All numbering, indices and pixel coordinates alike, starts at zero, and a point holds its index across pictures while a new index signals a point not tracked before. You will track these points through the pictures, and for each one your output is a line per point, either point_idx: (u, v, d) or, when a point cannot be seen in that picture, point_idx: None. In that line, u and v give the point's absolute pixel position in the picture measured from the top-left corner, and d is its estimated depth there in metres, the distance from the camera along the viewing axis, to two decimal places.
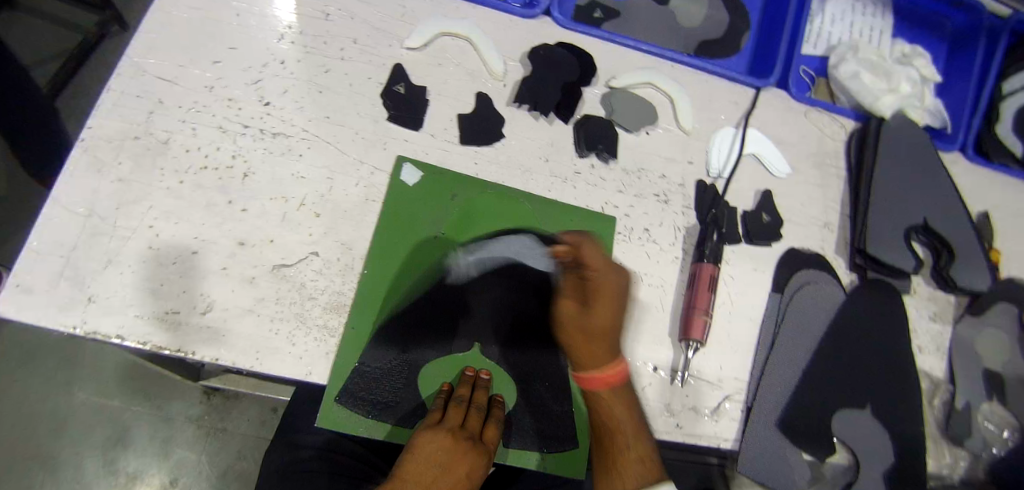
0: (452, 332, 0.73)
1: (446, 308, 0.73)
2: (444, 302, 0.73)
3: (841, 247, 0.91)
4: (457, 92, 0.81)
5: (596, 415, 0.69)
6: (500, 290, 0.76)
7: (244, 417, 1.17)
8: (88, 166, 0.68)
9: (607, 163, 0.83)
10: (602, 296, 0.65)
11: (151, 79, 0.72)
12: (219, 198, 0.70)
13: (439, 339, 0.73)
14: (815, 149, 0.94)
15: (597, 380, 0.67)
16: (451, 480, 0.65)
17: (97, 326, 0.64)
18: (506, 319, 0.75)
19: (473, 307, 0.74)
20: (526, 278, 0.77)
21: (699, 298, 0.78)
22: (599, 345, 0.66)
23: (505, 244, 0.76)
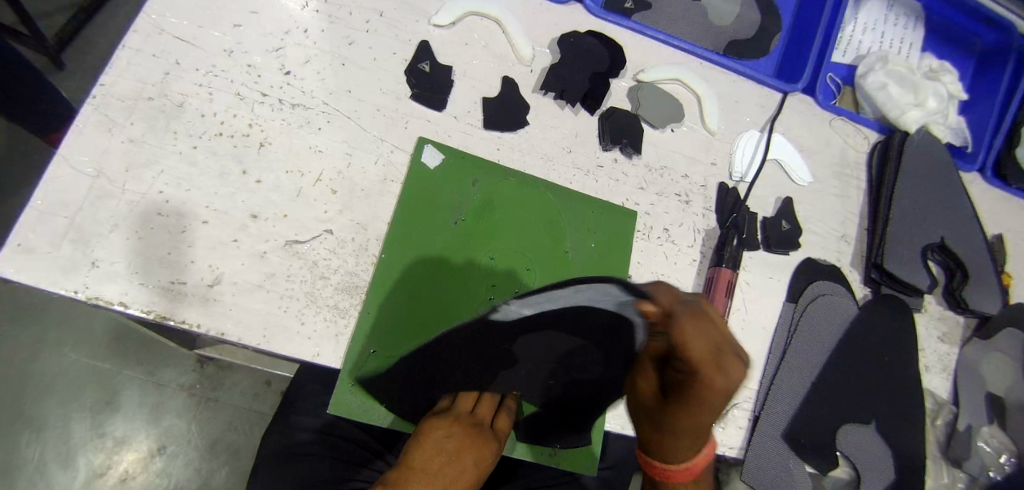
0: (490, 359, 0.69)
1: (482, 345, 0.67)
2: (480, 339, 0.66)
3: (856, 261, 0.90)
4: (483, 74, 0.79)
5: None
6: (559, 338, 0.66)
7: (237, 389, 1.15)
8: (99, 125, 0.65)
9: (631, 158, 0.81)
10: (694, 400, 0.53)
11: (167, 38, 0.69)
12: (233, 167, 0.68)
13: (477, 358, 0.69)
14: (838, 158, 0.93)
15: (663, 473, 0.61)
16: (457, 468, 0.68)
17: (99, 292, 0.61)
18: (553, 363, 0.68)
19: (519, 357, 0.68)
20: (593, 327, 0.64)
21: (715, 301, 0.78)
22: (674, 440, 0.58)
23: (579, 292, 0.59)
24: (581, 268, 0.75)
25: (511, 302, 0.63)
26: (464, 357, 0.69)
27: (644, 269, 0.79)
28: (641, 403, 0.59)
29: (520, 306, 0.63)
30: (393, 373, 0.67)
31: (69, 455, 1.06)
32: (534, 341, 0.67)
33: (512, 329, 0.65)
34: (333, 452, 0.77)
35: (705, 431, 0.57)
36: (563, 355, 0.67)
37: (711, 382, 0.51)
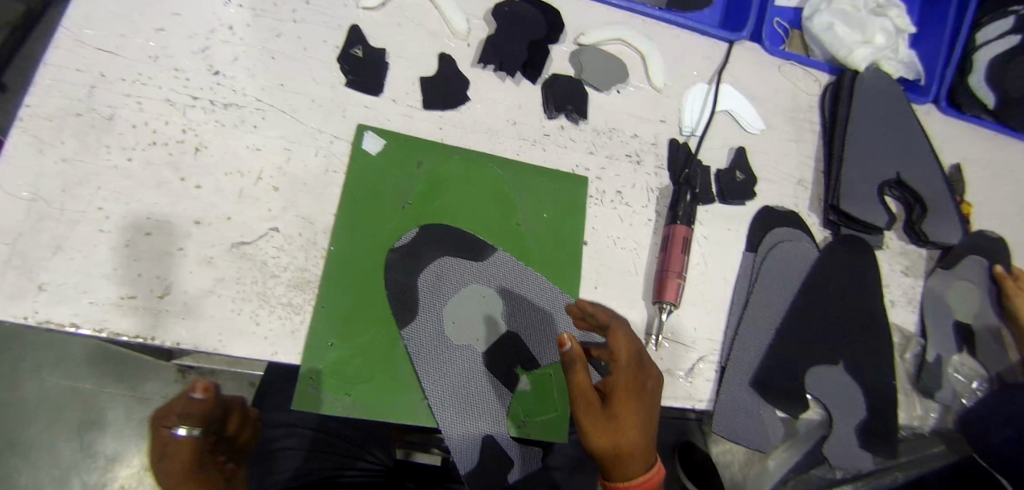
0: (430, 317, 0.68)
1: (416, 302, 0.68)
2: (410, 294, 0.68)
3: (813, 204, 0.89)
4: (418, 53, 0.77)
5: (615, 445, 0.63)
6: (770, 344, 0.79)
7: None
8: (29, 147, 0.64)
9: (577, 124, 0.81)
10: (619, 399, 0.63)
11: (89, 50, 0.68)
12: (171, 175, 0.67)
13: (421, 319, 0.68)
14: (789, 104, 0.92)
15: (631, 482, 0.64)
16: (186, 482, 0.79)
17: (50, 315, 0.61)
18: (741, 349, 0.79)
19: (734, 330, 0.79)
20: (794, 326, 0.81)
21: (611, 335, 0.66)
22: (627, 419, 0.63)
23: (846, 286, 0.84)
24: (537, 240, 0.74)
25: (809, 245, 0.85)
26: (413, 321, 0.67)
27: (600, 234, 0.77)
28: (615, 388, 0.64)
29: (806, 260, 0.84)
30: (353, 362, 0.65)
31: (63, 478, 1.06)
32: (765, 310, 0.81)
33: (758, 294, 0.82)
34: (304, 444, 0.78)
35: (645, 438, 0.64)
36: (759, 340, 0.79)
37: (619, 343, 0.65)
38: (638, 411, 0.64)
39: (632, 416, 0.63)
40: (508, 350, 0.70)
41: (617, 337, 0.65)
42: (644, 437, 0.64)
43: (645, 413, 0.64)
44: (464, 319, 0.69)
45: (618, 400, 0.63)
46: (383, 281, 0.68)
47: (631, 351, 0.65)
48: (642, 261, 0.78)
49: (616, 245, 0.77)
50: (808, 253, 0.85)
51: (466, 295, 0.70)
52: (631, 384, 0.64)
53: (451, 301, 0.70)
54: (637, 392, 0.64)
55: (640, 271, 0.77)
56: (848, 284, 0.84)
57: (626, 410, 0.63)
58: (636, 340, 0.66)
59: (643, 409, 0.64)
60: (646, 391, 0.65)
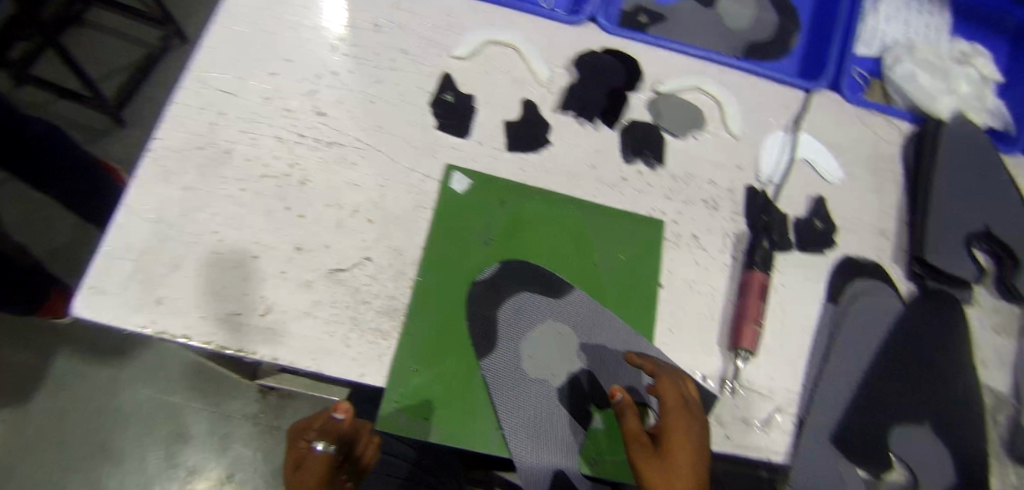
0: (508, 349, 0.70)
1: (495, 333, 0.70)
2: (490, 326, 0.70)
3: (897, 255, 0.86)
4: (503, 99, 0.82)
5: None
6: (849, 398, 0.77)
7: (296, 415, 1.26)
8: (156, 175, 0.72)
9: (654, 168, 0.83)
10: (672, 440, 0.61)
11: (212, 91, 0.76)
12: (278, 205, 0.73)
13: (501, 350, 0.69)
14: (870, 153, 0.91)
15: None
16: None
17: (165, 326, 0.66)
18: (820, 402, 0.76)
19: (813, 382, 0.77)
20: (876, 381, 0.78)
21: (656, 380, 0.66)
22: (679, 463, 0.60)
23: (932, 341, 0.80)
24: (613, 279, 0.76)
25: (895, 299, 0.82)
26: (492, 352, 0.69)
27: (676, 276, 0.78)
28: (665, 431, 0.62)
29: (890, 314, 0.81)
30: (435, 389, 0.67)
31: (147, 485, 1.18)
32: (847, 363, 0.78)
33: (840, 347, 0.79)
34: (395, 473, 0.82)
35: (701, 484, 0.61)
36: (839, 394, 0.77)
37: (665, 390, 0.65)
38: (690, 454, 0.61)
39: (683, 459, 0.60)
40: (583, 387, 0.71)
41: (663, 384, 0.65)
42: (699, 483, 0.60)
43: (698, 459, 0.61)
44: (541, 354, 0.71)
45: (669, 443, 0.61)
46: (465, 311, 0.70)
47: (677, 397, 0.64)
48: (718, 306, 0.78)
49: (693, 288, 0.78)
50: (892, 306, 0.82)
51: (542, 335, 0.71)
52: (682, 427, 0.62)
53: (529, 335, 0.71)
54: (686, 434, 0.62)
55: (717, 316, 0.77)
56: (935, 339, 0.81)
57: (677, 453, 0.61)
58: (683, 387, 0.65)
59: (696, 453, 0.61)
60: (698, 436, 0.63)
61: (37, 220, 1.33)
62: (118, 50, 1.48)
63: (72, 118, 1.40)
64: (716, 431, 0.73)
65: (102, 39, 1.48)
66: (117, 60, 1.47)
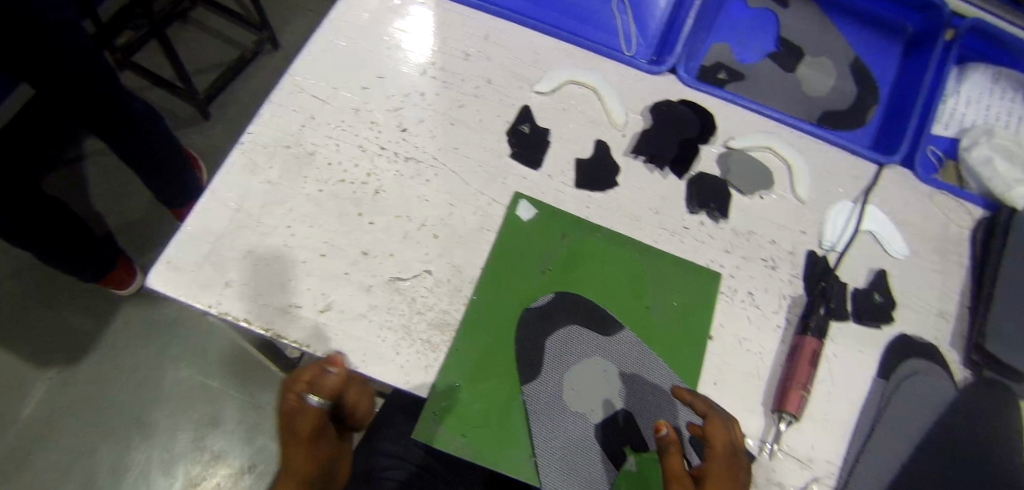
0: (551, 377, 0.70)
1: (540, 361, 0.70)
2: (536, 354, 0.71)
3: (956, 340, 0.84)
4: (577, 136, 0.85)
5: None
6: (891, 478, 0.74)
7: None
8: (244, 167, 0.77)
9: (717, 222, 0.84)
10: (713, 487, 0.61)
11: (306, 97, 0.82)
12: (351, 209, 0.76)
13: (543, 379, 0.70)
14: (938, 233, 0.89)
15: None
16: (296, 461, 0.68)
17: (229, 309, 0.70)
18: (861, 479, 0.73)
19: (857, 458, 0.75)
20: (924, 468, 0.74)
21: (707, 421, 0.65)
22: None
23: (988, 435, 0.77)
24: (664, 324, 0.76)
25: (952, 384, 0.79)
26: (536, 379, 0.70)
27: (726, 331, 0.78)
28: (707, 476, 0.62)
29: (945, 397, 0.78)
30: (475, 406, 0.68)
31: (171, 461, 1.23)
32: (893, 444, 0.76)
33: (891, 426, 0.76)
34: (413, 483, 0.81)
35: None
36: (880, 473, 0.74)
37: (713, 433, 0.64)
38: None
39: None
40: (620, 428, 0.70)
41: (712, 426, 0.65)
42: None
43: None
44: (585, 386, 0.71)
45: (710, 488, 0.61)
46: (515, 336, 0.71)
47: (724, 442, 0.64)
48: (766, 366, 0.77)
49: (742, 345, 0.77)
50: (948, 391, 0.79)
51: (588, 370, 0.71)
52: (725, 475, 0.62)
53: (575, 367, 0.71)
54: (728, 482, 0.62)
55: (764, 375, 0.76)
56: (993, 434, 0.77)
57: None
58: (732, 432, 0.65)
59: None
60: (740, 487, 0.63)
61: (118, 194, 1.42)
62: (215, 49, 1.58)
63: (165, 106, 1.50)
64: None
65: (202, 37, 1.59)
66: (213, 58, 1.57)
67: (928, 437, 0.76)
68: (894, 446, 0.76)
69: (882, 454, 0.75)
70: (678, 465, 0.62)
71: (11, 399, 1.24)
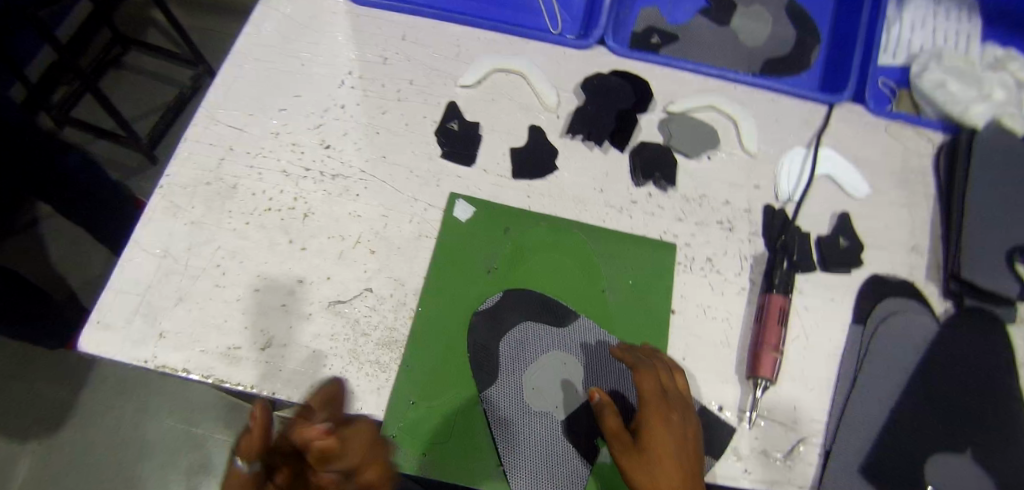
0: (508, 378, 0.67)
1: (496, 364, 0.68)
2: (490, 357, 0.68)
3: (931, 273, 0.80)
4: (510, 125, 0.81)
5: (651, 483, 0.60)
6: (883, 426, 0.70)
7: None
8: (165, 210, 0.73)
9: (666, 190, 0.80)
10: (652, 435, 0.62)
11: (222, 128, 0.78)
12: (281, 238, 0.73)
13: (500, 382, 0.67)
14: (898, 166, 0.86)
15: None
16: None
17: (165, 361, 0.67)
18: (850, 432, 0.70)
19: (843, 411, 0.71)
20: (915, 409, 0.71)
21: (634, 371, 0.65)
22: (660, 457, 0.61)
23: (976, 365, 0.73)
24: (621, 306, 0.73)
25: (931, 319, 0.76)
26: (494, 384, 0.67)
27: (689, 302, 0.74)
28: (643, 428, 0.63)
29: (925, 334, 0.75)
30: (433, 422, 0.65)
31: None
32: (879, 391, 0.72)
33: (874, 373, 0.73)
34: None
35: (683, 472, 0.61)
36: (870, 423, 0.71)
37: (640, 382, 0.64)
38: (671, 446, 0.61)
39: (667, 451, 0.61)
40: (589, 420, 0.67)
41: (639, 374, 0.65)
42: (684, 473, 0.61)
43: (679, 449, 0.61)
44: (542, 380, 0.68)
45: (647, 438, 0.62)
46: (467, 342, 0.69)
47: (651, 387, 0.64)
48: (735, 331, 0.74)
49: (707, 314, 0.74)
50: (929, 327, 0.75)
51: (547, 367, 0.69)
52: (662, 420, 0.63)
53: (534, 365, 0.69)
54: (664, 427, 0.62)
55: (733, 341, 0.73)
56: (980, 363, 0.73)
57: (655, 446, 0.61)
58: (661, 374, 0.65)
59: (678, 447, 0.61)
60: (679, 428, 0.63)
61: (78, 255, 1.38)
62: (154, 91, 1.52)
63: (113, 159, 1.45)
64: (734, 464, 0.68)
65: (139, 80, 1.53)
66: (153, 101, 1.51)
67: (915, 377, 0.73)
68: (881, 393, 0.72)
69: (871, 403, 0.71)
70: (616, 426, 0.63)
71: None
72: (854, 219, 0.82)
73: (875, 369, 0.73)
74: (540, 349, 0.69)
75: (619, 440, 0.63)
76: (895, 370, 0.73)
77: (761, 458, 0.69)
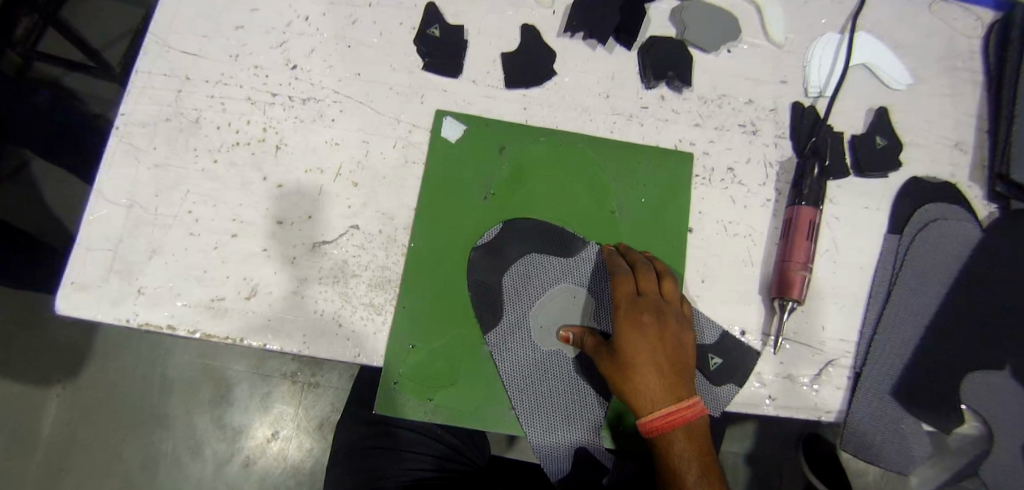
0: (510, 313, 0.63)
1: (498, 301, 0.63)
2: (491, 294, 0.63)
3: (976, 173, 0.72)
4: (498, 27, 0.71)
5: (629, 388, 0.59)
6: (917, 344, 0.66)
7: (335, 367, 1.12)
8: (126, 154, 0.65)
9: (680, 92, 0.71)
10: (625, 341, 0.60)
11: (176, 55, 0.68)
12: (254, 175, 0.66)
13: (504, 319, 0.63)
14: (944, 49, 0.75)
15: (663, 422, 0.57)
16: None
17: (148, 318, 0.62)
18: (882, 352, 0.66)
19: (874, 330, 0.66)
20: (952, 324, 0.66)
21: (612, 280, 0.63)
22: (636, 362, 0.59)
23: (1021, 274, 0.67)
24: (633, 228, 0.67)
25: (977, 226, 0.69)
26: (496, 321, 0.63)
27: (707, 219, 0.68)
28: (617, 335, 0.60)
29: (969, 242, 0.68)
30: (435, 365, 0.61)
31: (197, 446, 1.08)
32: (914, 307, 0.67)
33: (910, 287, 0.67)
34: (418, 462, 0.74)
35: (661, 371, 0.59)
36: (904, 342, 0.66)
37: (615, 291, 0.62)
38: (645, 348, 0.59)
39: (643, 359, 0.59)
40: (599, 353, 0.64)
41: (612, 282, 0.63)
42: (665, 376, 0.59)
43: (657, 349, 0.59)
44: (541, 312, 0.63)
45: (623, 344, 0.60)
46: (465, 278, 0.64)
47: (625, 292, 0.62)
48: (759, 249, 0.67)
49: (728, 231, 0.68)
50: (973, 236, 0.69)
51: (556, 305, 0.64)
52: (633, 325, 0.60)
53: (540, 300, 0.64)
54: (637, 331, 0.60)
55: (758, 260, 0.67)
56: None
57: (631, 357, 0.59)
58: (637, 278, 0.63)
59: (652, 348, 0.59)
60: (656, 328, 0.60)
61: (73, 195, 1.09)
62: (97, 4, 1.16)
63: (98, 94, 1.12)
64: (756, 391, 0.64)
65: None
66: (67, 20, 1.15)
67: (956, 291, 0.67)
68: (917, 310, 0.66)
69: (906, 321, 0.66)
70: (591, 342, 0.61)
71: (21, 428, 1.07)
72: (893, 114, 0.73)
73: (912, 283, 0.67)
74: (544, 281, 0.64)
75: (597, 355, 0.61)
76: (935, 284, 0.67)
77: (786, 383, 0.65)
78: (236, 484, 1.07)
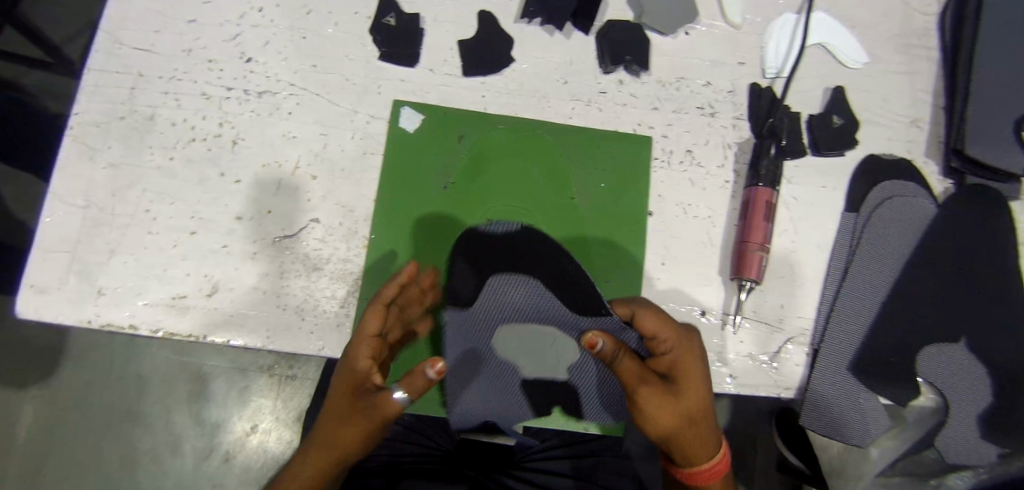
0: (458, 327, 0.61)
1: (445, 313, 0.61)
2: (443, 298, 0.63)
3: (932, 149, 0.73)
4: (456, 15, 0.71)
5: (694, 437, 0.57)
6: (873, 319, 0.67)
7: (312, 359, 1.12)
8: (80, 153, 0.64)
9: (638, 76, 0.71)
10: (690, 386, 0.57)
11: (127, 51, 0.67)
12: (211, 171, 0.65)
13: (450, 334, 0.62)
14: (899, 28, 0.76)
15: (713, 461, 0.59)
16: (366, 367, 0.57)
17: (110, 319, 0.61)
18: (839, 328, 0.67)
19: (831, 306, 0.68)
20: (908, 299, 0.67)
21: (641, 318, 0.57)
22: (701, 410, 0.57)
23: (974, 247, 0.68)
24: (593, 214, 0.67)
25: (932, 202, 0.70)
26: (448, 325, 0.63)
27: (667, 202, 0.68)
28: (681, 382, 0.57)
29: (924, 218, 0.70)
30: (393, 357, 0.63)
31: (176, 442, 1.08)
32: (870, 282, 0.68)
33: (867, 264, 0.68)
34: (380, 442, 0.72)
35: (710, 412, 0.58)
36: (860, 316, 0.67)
37: (663, 332, 0.56)
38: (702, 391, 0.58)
39: (705, 405, 0.57)
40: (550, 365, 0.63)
41: (654, 323, 0.56)
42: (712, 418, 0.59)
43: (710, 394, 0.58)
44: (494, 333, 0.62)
45: (690, 391, 0.57)
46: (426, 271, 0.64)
47: (670, 332, 0.57)
48: (719, 230, 0.68)
49: (687, 214, 0.68)
50: (927, 211, 0.70)
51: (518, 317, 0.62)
52: (692, 370, 0.57)
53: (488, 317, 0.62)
54: (698, 375, 0.57)
55: (717, 241, 0.68)
56: (979, 245, 0.69)
57: (695, 398, 0.57)
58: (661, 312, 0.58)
59: (706, 389, 0.58)
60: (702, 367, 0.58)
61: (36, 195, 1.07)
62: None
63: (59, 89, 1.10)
64: (718, 371, 0.66)
65: None
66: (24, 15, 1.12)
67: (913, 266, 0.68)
68: (873, 285, 0.68)
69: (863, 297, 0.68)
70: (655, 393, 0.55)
71: None
72: (849, 93, 0.74)
73: (868, 259, 0.68)
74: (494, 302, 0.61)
75: (659, 409, 0.55)
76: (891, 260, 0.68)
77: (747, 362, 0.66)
78: (216, 479, 1.07)
